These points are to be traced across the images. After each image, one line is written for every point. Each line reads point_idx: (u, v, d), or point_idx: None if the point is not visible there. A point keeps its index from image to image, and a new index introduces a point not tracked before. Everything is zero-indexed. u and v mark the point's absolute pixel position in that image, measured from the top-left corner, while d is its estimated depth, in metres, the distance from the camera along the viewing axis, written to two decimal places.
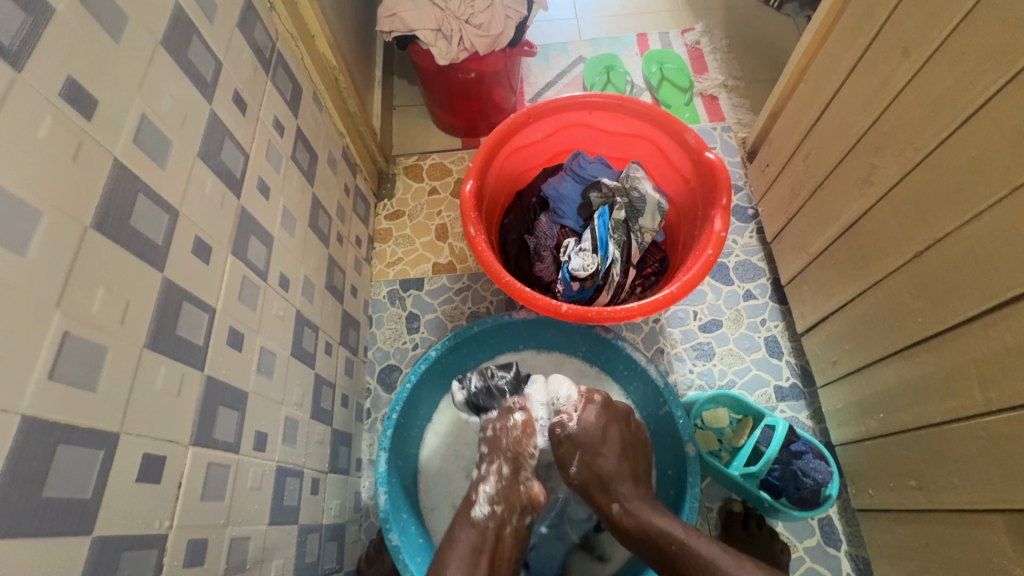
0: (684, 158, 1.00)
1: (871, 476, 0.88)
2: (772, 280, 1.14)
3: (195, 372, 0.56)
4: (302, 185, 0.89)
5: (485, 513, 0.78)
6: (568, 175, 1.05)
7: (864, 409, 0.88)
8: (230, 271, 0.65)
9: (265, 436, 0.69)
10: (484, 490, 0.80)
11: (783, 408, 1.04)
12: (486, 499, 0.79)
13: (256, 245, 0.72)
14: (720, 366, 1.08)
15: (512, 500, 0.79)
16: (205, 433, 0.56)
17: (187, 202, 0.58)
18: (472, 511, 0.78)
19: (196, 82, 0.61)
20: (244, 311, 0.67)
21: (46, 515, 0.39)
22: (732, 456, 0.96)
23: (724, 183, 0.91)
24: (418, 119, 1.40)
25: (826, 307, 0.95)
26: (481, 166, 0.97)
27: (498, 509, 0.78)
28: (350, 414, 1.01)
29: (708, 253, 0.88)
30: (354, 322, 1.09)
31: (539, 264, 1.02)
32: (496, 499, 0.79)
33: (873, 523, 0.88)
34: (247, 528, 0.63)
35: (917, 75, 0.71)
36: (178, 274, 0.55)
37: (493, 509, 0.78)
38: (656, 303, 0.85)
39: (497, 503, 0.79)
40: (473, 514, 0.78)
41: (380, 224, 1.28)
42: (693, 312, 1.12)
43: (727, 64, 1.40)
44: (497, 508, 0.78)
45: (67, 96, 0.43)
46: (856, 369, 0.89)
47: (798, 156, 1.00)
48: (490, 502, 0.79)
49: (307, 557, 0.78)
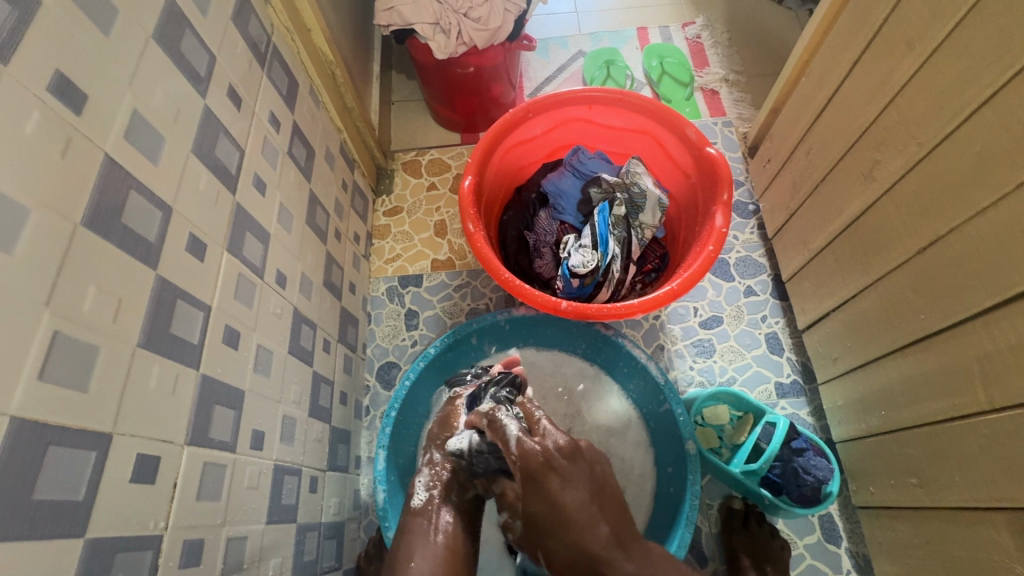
0: (685, 154, 0.99)
1: (872, 473, 0.87)
2: (773, 276, 1.13)
3: (190, 371, 0.55)
4: (299, 181, 0.88)
5: (424, 499, 0.73)
6: (568, 170, 1.04)
7: (865, 406, 0.88)
8: (226, 269, 0.64)
9: (262, 434, 0.69)
10: (422, 479, 0.75)
11: (784, 404, 1.03)
12: (423, 486, 0.74)
13: (252, 242, 0.71)
14: (720, 363, 1.07)
15: (448, 481, 0.74)
16: (200, 433, 0.56)
17: (180, 199, 0.57)
18: (411, 501, 0.73)
19: (189, 77, 0.60)
20: (239, 309, 0.66)
21: (38, 518, 0.38)
22: (732, 453, 0.96)
23: (725, 178, 0.90)
24: (417, 114, 1.39)
25: (827, 304, 0.95)
26: (480, 161, 0.96)
27: (435, 493, 0.73)
28: (349, 412, 1.01)
29: (709, 249, 0.87)
30: (352, 319, 1.08)
31: (538, 261, 1.01)
32: (432, 484, 0.74)
33: (874, 520, 0.88)
34: (244, 528, 0.62)
35: (921, 68, 0.70)
36: (172, 272, 0.54)
37: (432, 493, 0.73)
38: (656, 300, 0.84)
39: (434, 487, 0.74)
40: (412, 503, 0.73)
41: (379, 220, 1.27)
42: (693, 309, 1.11)
43: (728, 58, 1.39)
44: (435, 492, 0.73)
45: (55, 91, 0.43)
46: (858, 366, 0.88)
47: (800, 151, 0.99)
48: (428, 488, 0.74)
49: (305, 555, 0.78)
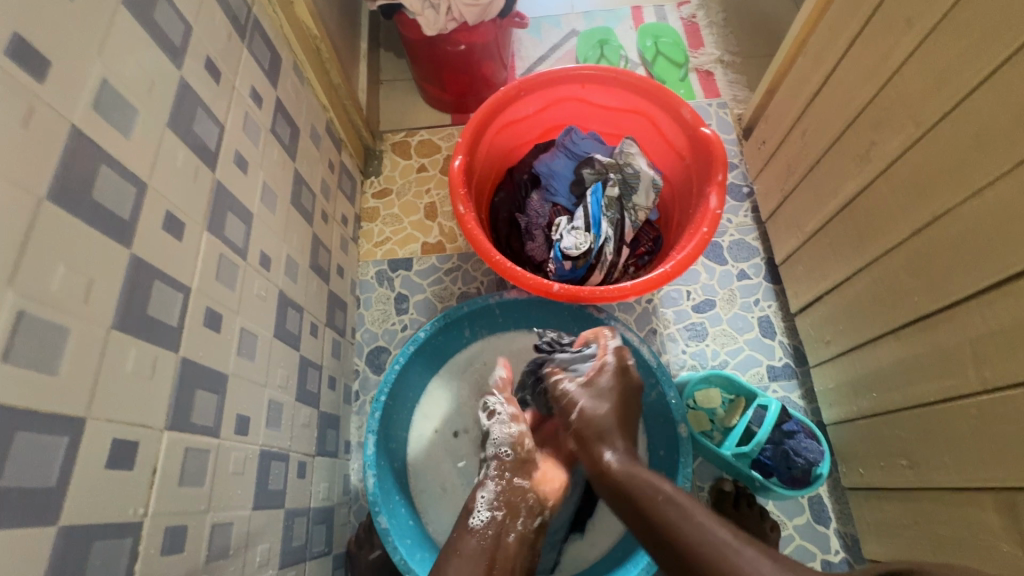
0: (679, 134, 0.98)
1: (862, 454, 0.88)
2: (767, 260, 1.13)
3: (169, 354, 0.53)
4: (283, 160, 0.85)
5: (484, 520, 0.71)
6: (560, 151, 1.02)
7: (856, 388, 0.88)
8: (206, 250, 0.62)
9: (247, 419, 0.67)
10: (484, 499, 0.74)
11: (775, 387, 1.03)
12: (487, 506, 0.73)
13: (234, 222, 0.69)
14: (712, 347, 1.07)
15: (514, 505, 0.74)
16: (181, 418, 0.54)
17: (156, 175, 0.54)
18: (471, 520, 0.72)
19: (163, 47, 0.57)
20: (221, 291, 0.64)
21: (6, 505, 0.36)
22: (723, 436, 0.96)
23: (720, 158, 0.89)
24: (406, 93, 1.35)
25: (821, 287, 0.94)
26: (471, 141, 0.94)
27: (498, 515, 0.72)
28: (338, 397, 0.99)
29: (703, 231, 0.86)
30: (341, 303, 1.06)
31: (530, 243, 0.99)
32: (497, 506, 0.73)
33: (863, 500, 0.88)
34: (230, 514, 0.61)
35: (921, 45, 0.68)
36: (148, 251, 0.52)
37: (494, 515, 0.72)
38: (650, 282, 0.83)
39: (498, 508, 0.73)
40: (471, 522, 0.71)
41: (367, 203, 1.24)
42: (686, 293, 1.11)
43: (724, 38, 1.36)
44: (497, 514, 0.72)
45: (14, 56, 0.40)
46: (850, 349, 0.88)
47: (795, 132, 0.98)
48: (490, 508, 0.73)
49: (294, 541, 0.77)
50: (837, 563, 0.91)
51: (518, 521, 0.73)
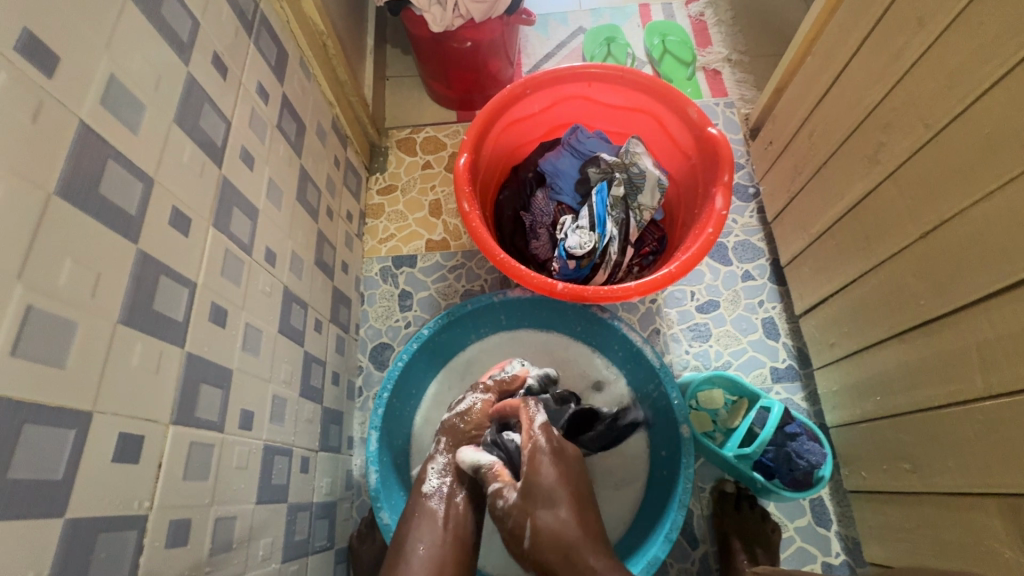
0: (686, 134, 0.97)
1: (864, 457, 0.87)
2: (772, 261, 1.12)
3: (174, 349, 0.54)
4: (289, 156, 0.86)
5: (434, 486, 0.76)
6: (565, 150, 1.02)
7: (860, 391, 0.87)
8: (211, 246, 0.62)
9: (251, 414, 0.68)
10: (435, 467, 0.79)
11: (778, 389, 1.03)
12: (436, 474, 0.78)
13: (240, 218, 0.69)
14: (716, 347, 1.07)
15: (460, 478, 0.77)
16: (186, 412, 0.55)
17: (163, 171, 0.54)
18: (421, 486, 0.77)
19: (171, 43, 0.57)
20: (226, 286, 0.64)
21: (14, 497, 0.37)
22: (725, 437, 0.96)
23: (726, 159, 0.89)
24: (412, 90, 1.35)
25: (826, 289, 0.94)
26: (477, 139, 0.94)
27: (448, 482, 0.77)
28: (341, 392, 1.00)
29: (708, 231, 0.86)
30: (345, 299, 1.06)
31: (534, 242, 0.99)
32: (446, 471, 0.78)
33: (864, 504, 0.88)
34: (234, 507, 0.62)
35: (932, 47, 0.68)
36: (154, 246, 0.52)
37: (444, 481, 0.77)
38: (654, 283, 0.83)
39: (448, 476, 0.77)
40: (422, 487, 0.76)
41: (372, 199, 1.24)
42: (689, 293, 1.11)
43: (732, 36, 1.35)
44: (447, 481, 0.77)
45: (24, 52, 0.40)
46: (854, 352, 0.88)
47: (802, 134, 0.98)
48: (440, 476, 0.77)
49: (297, 535, 0.78)
50: (838, 566, 0.91)
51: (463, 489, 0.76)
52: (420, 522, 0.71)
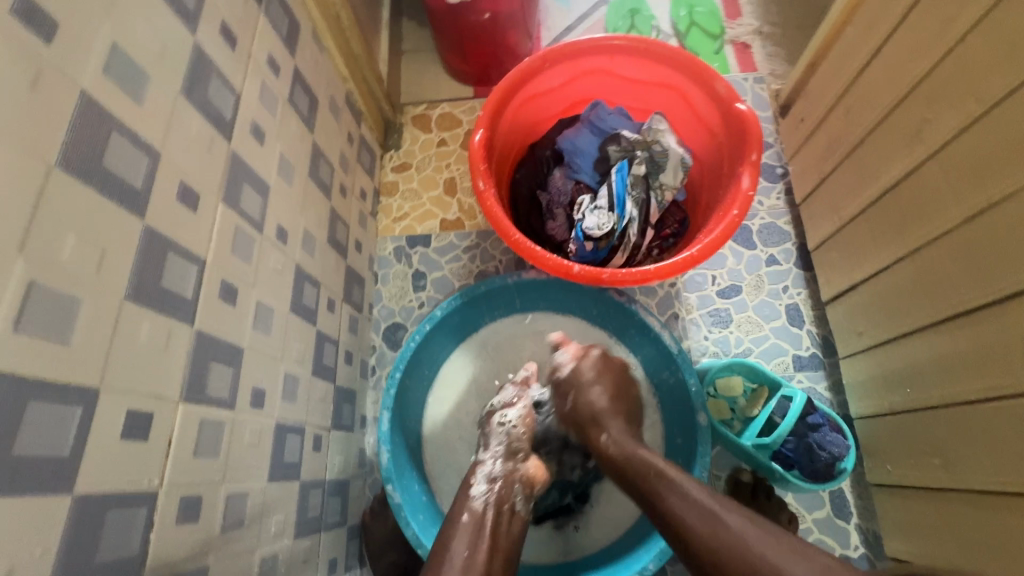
0: (712, 111, 0.93)
1: (890, 450, 0.84)
2: (799, 245, 1.08)
3: (184, 327, 0.53)
4: (301, 132, 0.84)
5: (483, 491, 0.72)
6: (585, 127, 0.99)
7: (888, 382, 0.83)
8: (221, 222, 0.61)
9: (262, 393, 0.67)
10: (484, 471, 0.76)
11: (800, 378, 1.00)
12: (485, 478, 0.74)
13: (250, 194, 0.67)
14: (737, 334, 1.04)
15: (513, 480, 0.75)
16: (196, 390, 0.54)
17: (170, 144, 0.53)
18: (470, 491, 0.72)
19: (177, 11, 0.55)
20: (236, 263, 0.63)
21: (21, 474, 0.37)
22: (743, 426, 0.93)
23: (755, 137, 0.85)
24: (428, 65, 1.32)
25: (856, 275, 0.89)
26: (493, 115, 0.91)
27: (497, 487, 0.73)
28: (354, 371, 0.99)
29: (733, 213, 0.83)
30: (358, 278, 1.06)
31: (551, 222, 0.97)
32: (495, 477, 0.75)
33: (887, 497, 0.85)
34: (246, 484, 0.62)
35: (991, 12, 0.62)
36: (161, 222, 0.51)
37: (491, 487, 0.73)
38: (674, 266, 0.80)
39: (497, 482, 0.74)
40: (471, 493, 0.72)
41: (387, 176, 1.22)
42: (711, 277, 1.07)
43: (764, 7, 1.28)
44: (496, 487, 0.73)
45: (21, 17, 0.39)
46: (886, 341, 0.84)
47: (839, 110, 0.92)
48: (488, 482, 0.74)
49: (309, 512, 0.78)
50: (856, 559, 0.88)
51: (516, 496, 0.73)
52: (446, 513, 0.69)
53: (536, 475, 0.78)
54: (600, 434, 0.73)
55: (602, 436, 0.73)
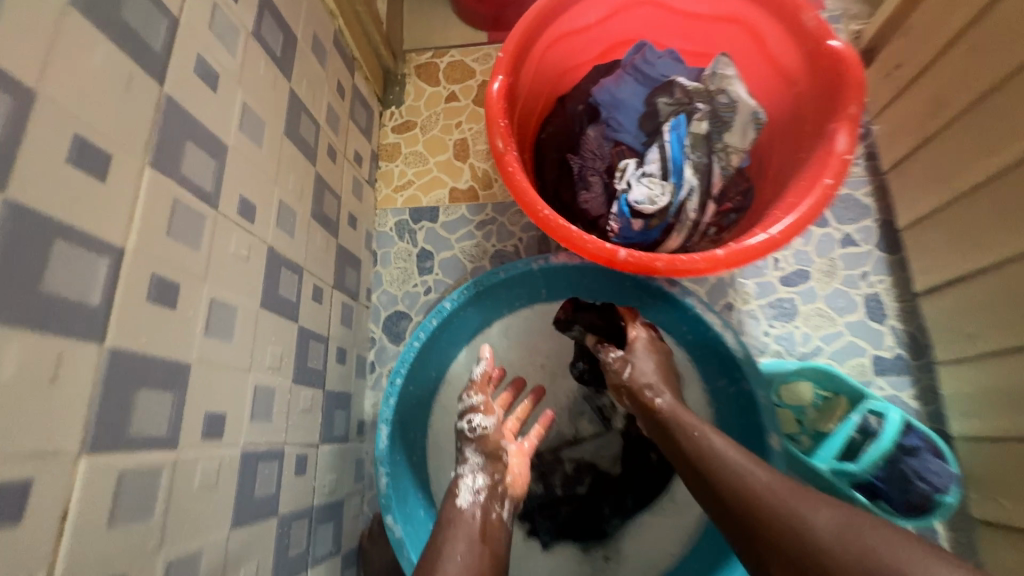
0: (791, 51, 0.73)
1: (1003, 481, 0.69)
2: (882, 222, 0.89)
3: (86, 347, 0.38)
4: (273, 77, 0.66)
5: (470, 503, 0.61)
6: (627, 75, 0.80)
7: (1016, 401, 0.66)
8: (149, 196, 0.44)
9: (222, 417, 0.52)
10: (466, 481, 0.62)
11: (881, 384, 0.83)
12: (470, 490, 0.61)
13: (198, 157, 0.50)
14: (804, 330, 0.87)
15: (499, 480, 0.63)
16: (112, 432, 0.39)
17: (51, 80, 0.36)
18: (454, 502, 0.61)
19: None
20: (177, 251, 0.47)
21: None
22: (813, 442, 0.78)
23: (855, 83, 0.65)
24: (435, 5, 1.11)
25: (972, 263, 0.71)
26: (515, 57, 0.72)
27: (484, 497, 0.61)
28: (349, 371, 0.84)
29: (825, 182, 0.64)
30: (353, 260, 0.89)
31: (583, 193, 0.79)
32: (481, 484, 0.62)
33: (996, 536, 0.71)
34: (198, 541, 0.47)
35: None
36: (36, 197, 0.35)
37: (479, 496, 0.61)
38: (747, 253, 0.63)
39: (483, 490, 0.61)
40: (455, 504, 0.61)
41: (386, 138, 1.04)
42: (773, 261, 0.89)
43: None
44: (483, 496, 0.61)
45: None
46: (1011, 348, 0.66)
47: (959, 50, 0.72)
48: (475, 492, 0.61)
49: (292, 550, 0.64)
50: None
51: (503, 503, 0.62)
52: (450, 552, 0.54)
53: (518, 487, 0.65)
54: (653, 398, 0.64)
55: (654, 400, 0.64)
